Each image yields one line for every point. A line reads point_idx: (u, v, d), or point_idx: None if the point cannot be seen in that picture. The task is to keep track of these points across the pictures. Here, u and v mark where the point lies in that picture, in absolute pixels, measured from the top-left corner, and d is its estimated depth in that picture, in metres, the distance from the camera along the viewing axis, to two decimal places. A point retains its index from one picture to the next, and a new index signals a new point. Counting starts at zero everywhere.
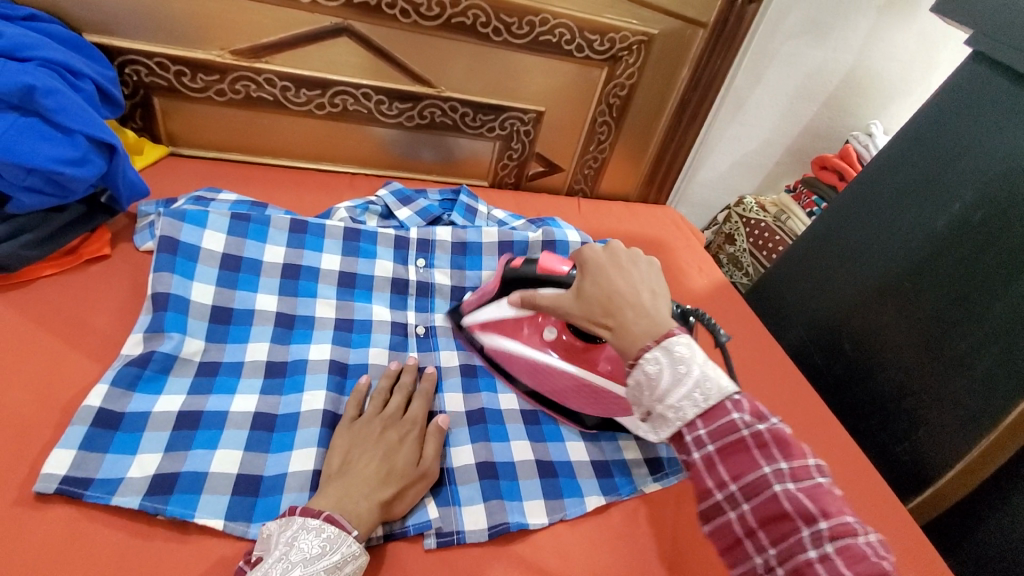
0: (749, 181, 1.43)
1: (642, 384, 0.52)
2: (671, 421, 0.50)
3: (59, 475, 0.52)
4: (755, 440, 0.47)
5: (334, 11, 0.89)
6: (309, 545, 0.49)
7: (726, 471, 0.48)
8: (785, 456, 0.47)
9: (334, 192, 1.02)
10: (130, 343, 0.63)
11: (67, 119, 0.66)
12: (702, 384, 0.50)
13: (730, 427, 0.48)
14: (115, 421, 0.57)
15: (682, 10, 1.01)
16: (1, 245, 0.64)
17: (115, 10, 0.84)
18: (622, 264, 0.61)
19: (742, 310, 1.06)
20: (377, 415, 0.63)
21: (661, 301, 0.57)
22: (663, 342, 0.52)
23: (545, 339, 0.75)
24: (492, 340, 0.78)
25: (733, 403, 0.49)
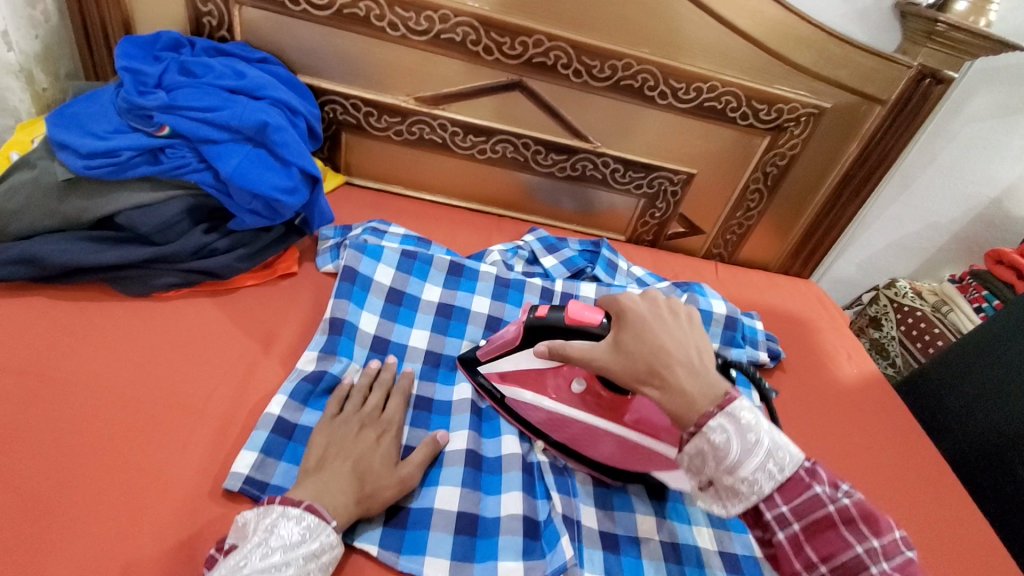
0: (905, 264, 1.32)
1: (707, 452, 0.52)
2: (745, 494, 0.51)
3: (242, 474, 0.59)
4: (840, 516, 0.50)
5: (513, 69, 0.96)
6: (289, 533, 0.52)
7: (813, 551, 0.50)
8: (874, 532, 0.49)
9: (482, 232, 1.07)
10: (305, 358, 0.71)
11: (287, 152, 0.75)
12: (775, 453, 0.51)
13: (817, 504, 0.50)
14: (289, 431, 0.64)
15: (861, 86, 0.98)
16: (222, 256, 0.75)
17: (327, 57, 0.95)
18: (663, 315, 0.58)
19: (898, 409, 0.96)
20: (356, 412, 0.66)
21: (707, 358, 0.56)
22: (727, 408, 0.52)
23: (571, 391, 0.70)
24: (512, 392, 0.73)
25: (812, 477, 0.51)
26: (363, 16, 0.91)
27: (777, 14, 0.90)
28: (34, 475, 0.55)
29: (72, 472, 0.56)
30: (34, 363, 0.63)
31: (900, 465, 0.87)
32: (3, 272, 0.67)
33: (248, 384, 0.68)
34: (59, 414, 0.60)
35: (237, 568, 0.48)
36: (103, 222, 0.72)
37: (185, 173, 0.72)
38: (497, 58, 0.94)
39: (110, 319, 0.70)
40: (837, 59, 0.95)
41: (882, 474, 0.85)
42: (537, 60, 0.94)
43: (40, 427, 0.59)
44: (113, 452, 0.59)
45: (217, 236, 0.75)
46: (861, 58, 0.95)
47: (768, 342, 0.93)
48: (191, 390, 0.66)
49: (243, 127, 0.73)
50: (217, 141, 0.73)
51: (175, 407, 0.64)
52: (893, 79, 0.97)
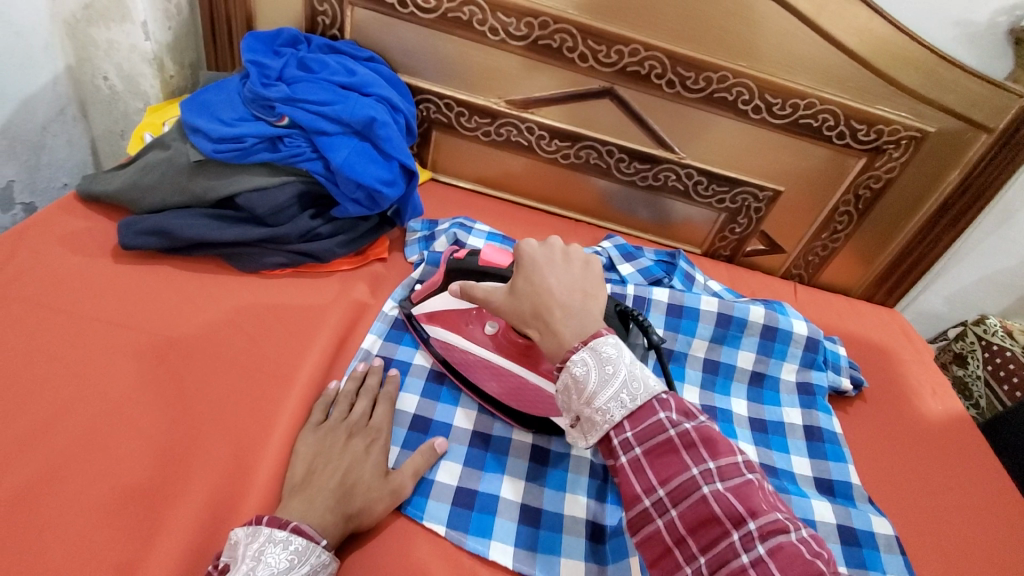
0: (1000, 301, 1.24)
1: (572, 388, 0.53)
2: (599, 424, 0.51)
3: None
4: (680, 441, 0.49)
5: (606, 76, 0.97)
6: (277, 559, 0.51)
7: (653, 474, 0.49)
8: (713, 455, 0.48)
9: (560, 235, 1.08)
10: (369, 341, 0.76)
11: (390, 147, 0.79)
12: (629, 383, 0.51)
13: (656, 429, 0.49)
14: None
15: (970, 112, 0.93)
16: (325, 240, 0.80)
17: (426, 58, 1.00)
18: (555, 261, 0.60)
19: (987, 453, 0.90)
20: (342, 421, 0.66)
21: (592, 303, 0.57)
22: (590, 344, 0.53)
23: (483, 334, 0.72)
24: (437, 332, 0.74)
25: (661, 406, 0.51)
26: (465, 20, 0.94)
27: (885, 33, 0.87)
28: (160, 426, 0.61)
29: (190, 427, 0.62)
30: (161, 325, 0.70)
31: (986, 513, 0.82)
32: (138, 242, 0.74)
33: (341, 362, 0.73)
34: (180, 373, 0.66)
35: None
36: (224, 202, 0.78)
37: (299, 162, 0.77)
38: (592, 65, 0.96)
39: (224, 290, 0.76)
40: (946, 83, 0.91)
41: (965, 518, 0.81)
42: (631, 69, 0.95)
43: (164, 382, 0.65)
44: (226, 411, 0.64)
45: (322, 221, 0.80)
46: (973, 83, 0.90)
47: (851, 369, 0.89)
48: (292, 362, 0.71)
49: (353, 121, 0.77)
50: (329, 133, 0.77)
51: (278, 376, 0.69)
52: (1002, 107, 0.92)
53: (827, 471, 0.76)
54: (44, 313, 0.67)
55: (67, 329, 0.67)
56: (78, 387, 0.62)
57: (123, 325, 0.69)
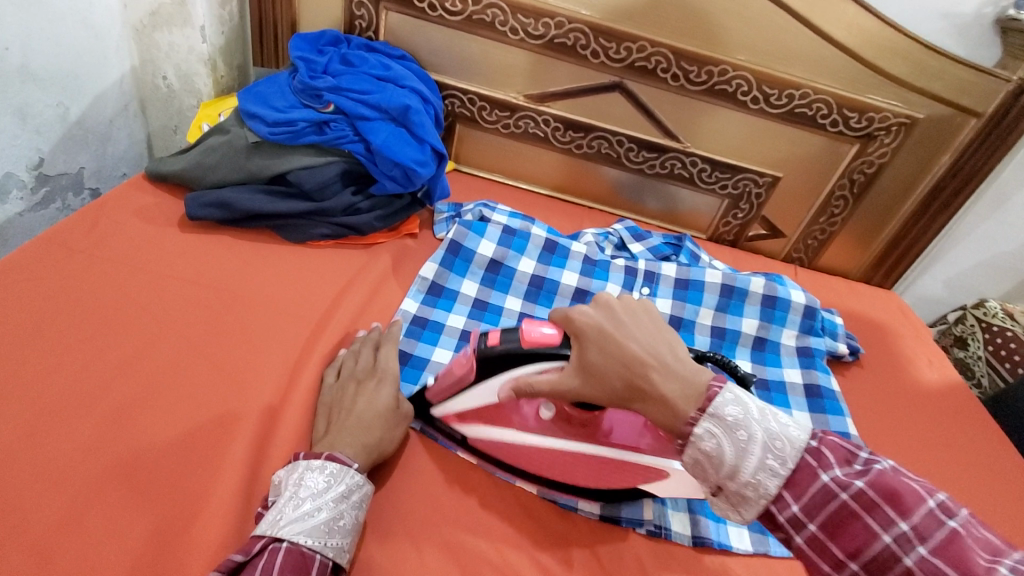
0: (997, 285, 1.29)
1: (703, 461, 0.48)
2: (754, 499, 0.47)
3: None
4: (858, 503, 0.45)
5: (616, 71, 1.06)
6: (315, 482, 0.55)
7: (838, 547, 0.45)
8: (901, 514, 0.43)
9: (574, 219, 1.17)
10: (407, 303, 0.83)
11: (422, 132, 0.88)
12: (772, 445, 0.47)
13: (827, 494, 0.46)
14: (406, 357, 0.78)
15: (957, 97, 1.00)
16: (364, 215, 0.89)
17: (452, 58, 1.10)
18: (621, 321, 0.55)
19: (981, 416, 0.96)
20: (349, 373, 0.69)
21: (678, 350, 0.53)
22: (709, 409, 0.48)
23: (540, 418, 0.66)
24: (475, 430, 0.67)
25: (820, 463, 0.47)
26: (488, 21, 1.04)
27: (873, 26, 0.96)
28: (224, 363, 0.70)
29: (250, 364, 0.70)
30: (222, 283, 0.79)
31: (979, 468, 0.87)
32: (202, 213, 0.84)
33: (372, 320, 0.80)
34: (240, 322, 0.75)
35: (276, 521, 0.52)
36: (276, 179, 0.88)
37: (343, 144, 0.87)
38: (603, 61, 1.05)
39: (275, 257, 0.85)
40: (932, 72, 0.98)
41: (958, 472, 0.86)
42: (638, 64, 1.04)
43: (226, 329, 0.73)
44: (279, 354, 0.72)
45: (362, 198, 0.89)
46: (957, 72, 0.98)
47: (847, 337, 0.96)
48: (335, 315, 0.79)
49: (391, 108, 0.87)
50: (370, 118, 0.87)
51: (325, 327, 0.77)
52: (989, 93, 0.99)
53: (826, 423, 0.82)
54: (120, 269, 0.76)
55: (140, 283, 0.76)
56: (153, 330, 0.71)
57: (189, 281, 0.78)
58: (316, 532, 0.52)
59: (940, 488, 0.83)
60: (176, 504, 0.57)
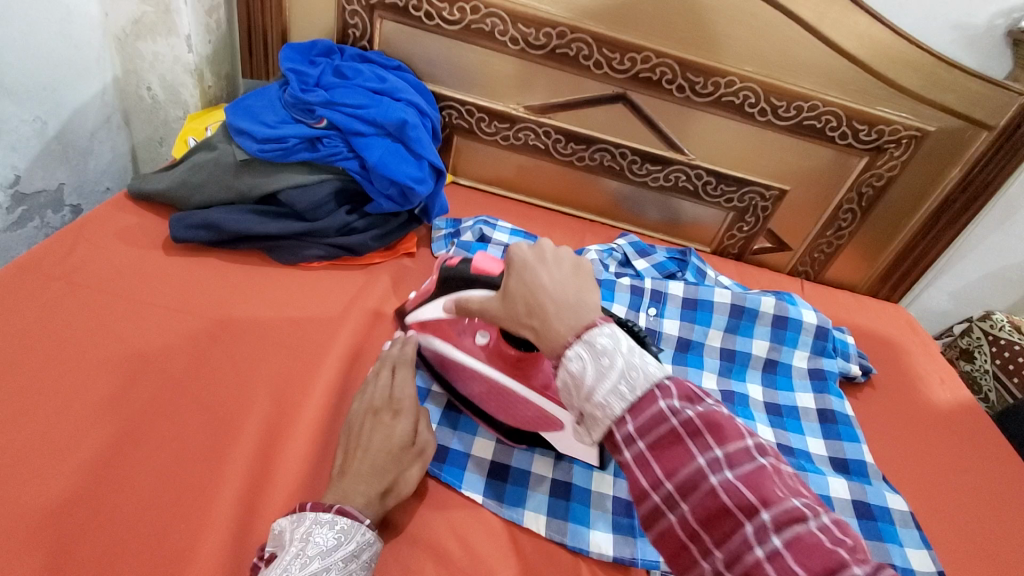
0: (1004, 297, 1.27)
1: (570, 385, 0.47)
2: (601, 420, 0.45)
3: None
4: (684, 429, 0.43)
5: (620, 82, 1.03)
6: (325, 539, 0.50)
7: (659, 468, 0.43)
8: (720, 442, 0.42)
9: (575, 233, 1.13)
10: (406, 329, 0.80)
11: (420, 147, 0.85)
12: (629, 374, 0.45)
13: (658, 420, 0.43)
14: None
15: (968, 110, 0.98)
16: (359, 235, 0.85)
17: (449, 68, 1.06)
18: (548, 258, 0.54)
19: (996, 438, 0.93)
20: (366, 401, 0.65)
21: (588, 295, 0.51)
22: (583, 336, 0.47)
23: (475, 344, 0.70)
24: (430, 341, 0.73)
25: (661, 393, 0.44)
26: (487, 31, 1.00)
27: (884, 37, 0.93)
28: (213, 399, 0.66)
29: (240, 399, 0.66)
30: (209, 311, 0.74)
31: (996, 493, 0.85)
32: (188, 234, 0.80)
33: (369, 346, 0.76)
34: (230, 352, 0.71)
35: None
36: (266, 198, 0.84)
37: (336, 161, 0.83)
38: (606, 72, 1.02)
39: (266, 281, 0.81)
40: (944, 83, 0.96)
41: (976, 498, 0.83)
42: (643, 75, 1.01)
43: (214, 361, 0.69)
44: (271, 388, 0.68)
45: (357, 217, 0.85)
46: (970, 83, 0.95)
47: (859, 357, 0.93)
48: (330, 343, 0.75)
49: (387, 123, 0.83)
50: (364, 134, 0.83)
51: (319, 357, 0.73)
52: (1002, 105, 0.97)
53: (841, 450, 0.79)
54: (102, 297, 0.72)
55: (122, 312, 0.71)
56: (136, 364, 0.67)
57: (175, 309, 0.73)
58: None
59: (958, 516, 0.80)
60: (159, 560, 0.53)
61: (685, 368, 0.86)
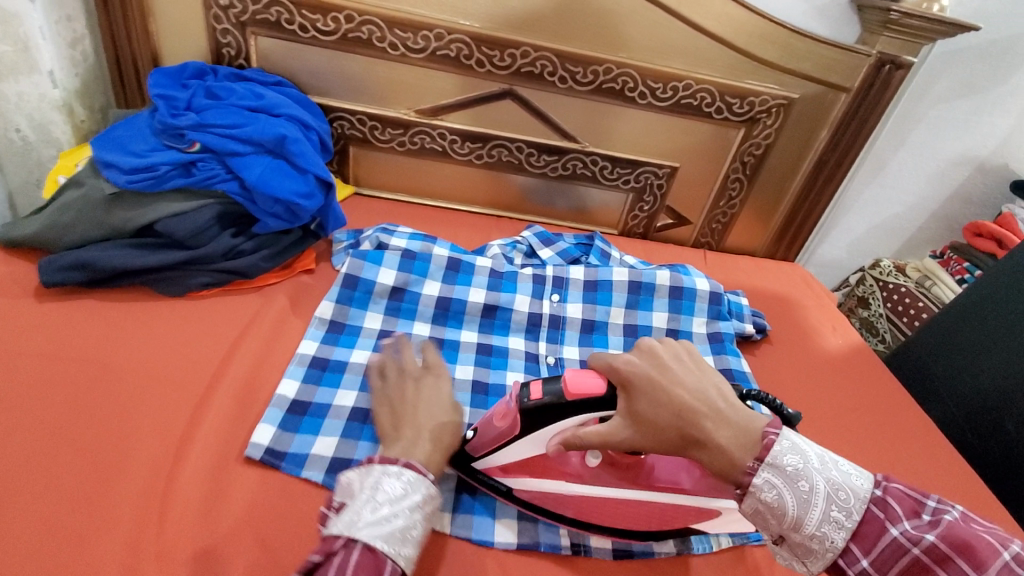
0: (888, 245, 1.37)
1: (763, 510, 0.53)
2: (817, 547, 0.52)
3: (264, 444, 0.65)
4: (930, 557, 0.48)
5: (504, 79, 1.05)
6: (392, 488, 0.55)
7: None
8: (974, 565, 0.47)
9: (482, 230, 1.15)
10: (305, 345, 0.77)
11: (303, 161, 0.84)
12: (835, 496, 0.52)
13: (898, 549, 0.50)
14: (305, 407, 0.70)
15: (826, 76, 1.05)
16: (248, 257, 0.83)
17: (334, 78, 1.05)
18: (664, 364, 0.59)
19: (882, 374, 1.01)
20: (396, 378, 0.70)
21: (727, 395, 0.58)
22: (766, 459, 0.53)
23: (587, 467, 0.65)
24: (521, 481, 0.66)
25: (888, 516, 0.51)
26: (365, 38, 1.00)
27: (741, 15, 0.99)
28: (94, 444, 0.62)
29: (124, 440, 0.63)
30: (88, 354, 0.71)
31: (881, 425, 0.92)
32: (60, 277, 0.76)
33: (267, 366, 0.75)
34: (113, 394, 0.68)
35: (351, 522, 0.53)
36: (144, 230, 0.81)
37: (214, 184, 0.81)
38: (488, 69, 1.03)
39: (151, 315, 0.78)
40: (800, 53, 1.03)
41: (867, 432, 0.90)
42: (525, 70, 1.03)
43: (95, 404, 0.66)
44: (159, 424, 0.65)
45: (243, 239, 0.84)
46: (823, 51, 1.03)
47: (753, 316, 0.99)
48: (224, 370, 0.73)
49: (264, 140, 0.82)
50: (242, 153, 0.82)
51: (211, 385, 0.71)
52: (855, 67, 1.05)
53: None
54: None
55: None
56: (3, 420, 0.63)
57: (49, 357, 0.70)
58: (391, 539, 0.52)
59: (851, 450, 0.87)
60: None
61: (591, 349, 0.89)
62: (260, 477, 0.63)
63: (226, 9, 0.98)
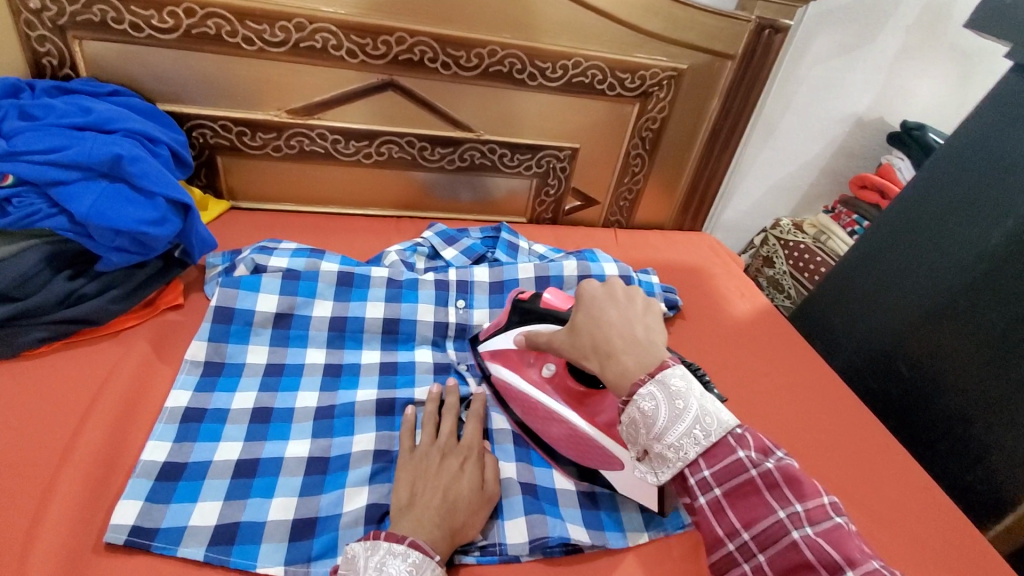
0: (787, 204, 1.42)
1: (638, 421, 0.49)
2: (672, 461, 0.48)
3: (128, 525, 0.54)
4: (763, 481, 0.47)
5: (381, 69, 0.96)
6: (398, 571, 0.51)
7: (737, 518, 0.47)
8: (798, 496, 0.46)
9: (381, 235, 1.06)
10: (174, 398, 0.66)
11: (148, 183, 0.72)
12: (703, 420, 0.48)
13: (738, 469, 0.47)
14: (179, 472, 0.60)
15: (710, 44, 1.05)
16: (92, 301, 0.71)
17: (185, 81, 0.92)
18: (618, 299, 0.56)
19: (790, 334, 1.04)
20: (433, 445, 0.65)
21: (656, 335, 0.53)
22: (658, 376, 0.49)
23: (543, 378, 0.71)
24: (496, 369, 0.75)
25: (739, 443, 0.48)
26: (214, 34, 0.88)
27: None
28: None
29: None
30: None
31: (794, 384, 0.94)
32: None
33: (129, 427, 0.64)
34: None
35: None
36: None
37: (37, 222, 0.69)
38: (362, 60, 0.94)
39: None
40: (684, 22, 1.01)
41: (783, 394, 0.92)
42: (403, 58, 0.95)
43: None
44: None
45: (84, 281, 0.72)
46: (706, 18, 1.01)
47: (665, 294, 0.98)
48: (74, 440, 0.61)
49: (95, 163, 0.70)
50: (68, 182, 0.70)
51: (54, 461, 0.59)
52: (737, 34, 1.05)
53: None
54: None
55: None
56: None
57: None
58: None
59: (770, 414, 0.88)
60: None
61: None
62: (126, 565, 0.53)
63: (39, 13, 0.82)
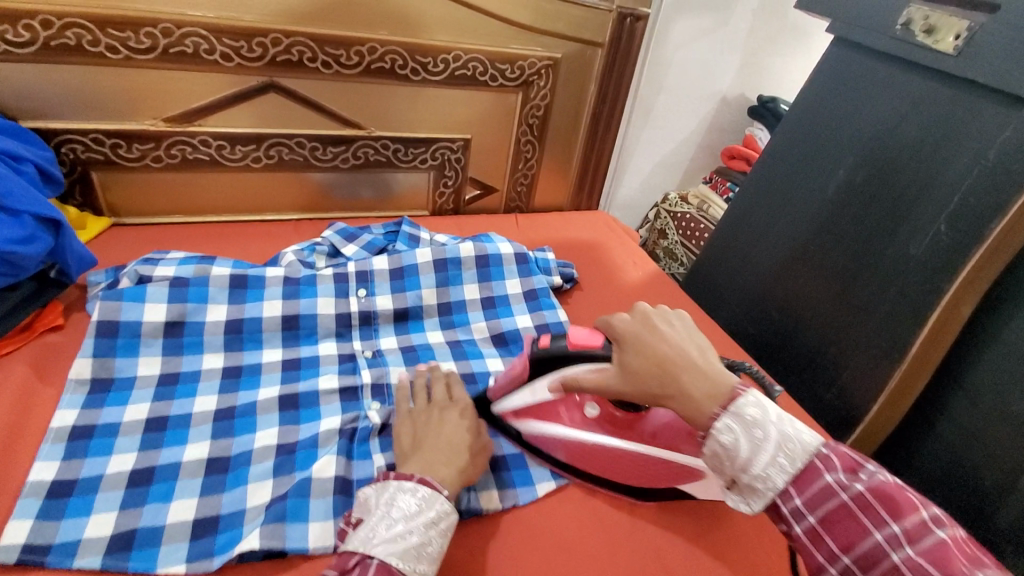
0: (672, 179, 1.54)
1: (721, 454, 0.52)
2: (762, 491, 0.51)
3: (19, 544, 0.53)
4: (856, 504, 0.48)
5: (260, 71, 0.96)
6: (408, 504, 0.54)
7: (834, 543, 0.49)
8: (894, 516, 0.47)
9: (279, 238, 1.06)
10: (60, 417, 0.64)
11: (14, 202, 0.69)
12: (786, 445, 0.51)
13: (826, 492, 0.49)
14: (69, 488, 0.59)
15: (579, 33, 1.13)
16: None
17: (47, 94, 0.87)
18: (655, 323, 0.61)
19: (677, 293, 1.14)
20: (409, 413, 0.68)
21: (711, 356, 0.58)
22: (731, 407, 0.53)
23: (587, 418, 0.69)
24: (528, 426, 0.71)
25: (827, 466, 0.50)
26: (74, 45, 0.84)
27: None
28: None
29: None
30: None
31: None
32: None
33: (9, 453, 0.61)
34: None
35: (368, 539, 0.52)
36: None
37: None
38: (239, 63, 0.93)
39: None
40: (552, 14, 1.08)
41: None
42: (281, 59, 0.95)
43: None
44: None
45: None
46: (572, 10, 1.09)
47: (561, 267, 1.05)
48: None
49: None
50: None
51: None
52: (602, 24, 1.13)
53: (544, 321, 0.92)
54: None
55: None
56: None
57: None
58: (406, 557, 0.51)
59: None
60: None
61: (407, 335, 0.88)
62: None
63: None
